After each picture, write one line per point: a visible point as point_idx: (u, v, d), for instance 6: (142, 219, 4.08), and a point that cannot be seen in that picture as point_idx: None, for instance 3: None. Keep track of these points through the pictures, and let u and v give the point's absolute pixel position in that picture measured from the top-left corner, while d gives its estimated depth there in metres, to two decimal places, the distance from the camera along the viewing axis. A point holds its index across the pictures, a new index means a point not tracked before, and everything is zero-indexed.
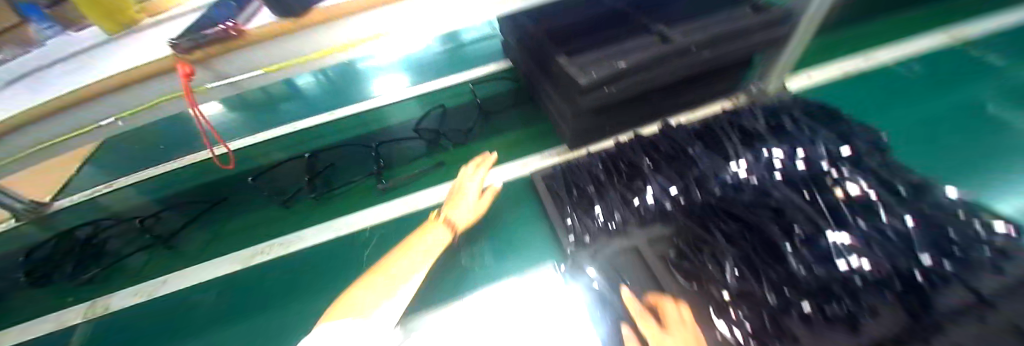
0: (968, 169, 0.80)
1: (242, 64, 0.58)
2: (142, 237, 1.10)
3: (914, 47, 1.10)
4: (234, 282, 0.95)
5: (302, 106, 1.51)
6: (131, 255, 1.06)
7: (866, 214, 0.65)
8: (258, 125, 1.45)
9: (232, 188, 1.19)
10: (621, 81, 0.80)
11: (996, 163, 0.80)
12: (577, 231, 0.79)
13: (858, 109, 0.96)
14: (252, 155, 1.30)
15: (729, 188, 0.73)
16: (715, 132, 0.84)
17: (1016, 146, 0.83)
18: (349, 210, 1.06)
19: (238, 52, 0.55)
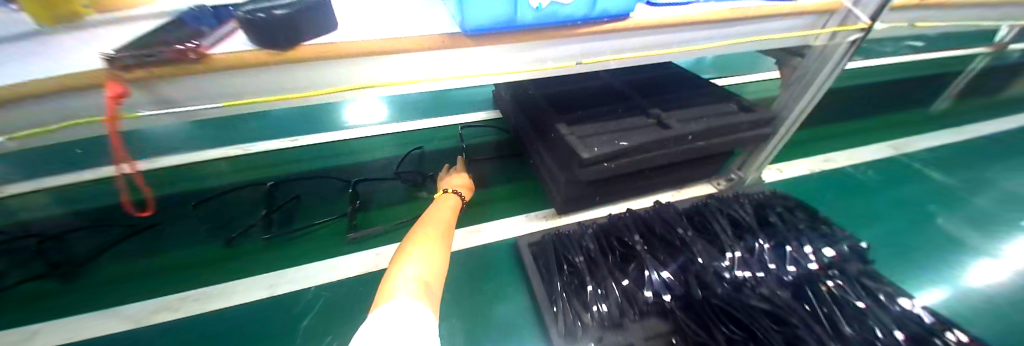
0: (905, 264, 0.87)
1: (197, 91, 0.49)
2: (30, 264, 0.86)
3: (864, 153, 1.23)
4: (127, 342, 0.74)
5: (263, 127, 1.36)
6: (13, 286, 0.82)
7: (858, 325, 0.64)
8: (205, 143, 1.26)
9: (171, 212, 1.01)
10: (621, 158, 0.79)
11: (945, 269, 0.86)
12: (568, 316, 0.71)
13: (810, 197, 1.05)
14: (194, 176, 1.12)
15: (730, 286, 0.71)
16: (705, 217, 0.84)
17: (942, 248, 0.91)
18: (303, 259, 0.92)
19: (193, 77, 0.47)
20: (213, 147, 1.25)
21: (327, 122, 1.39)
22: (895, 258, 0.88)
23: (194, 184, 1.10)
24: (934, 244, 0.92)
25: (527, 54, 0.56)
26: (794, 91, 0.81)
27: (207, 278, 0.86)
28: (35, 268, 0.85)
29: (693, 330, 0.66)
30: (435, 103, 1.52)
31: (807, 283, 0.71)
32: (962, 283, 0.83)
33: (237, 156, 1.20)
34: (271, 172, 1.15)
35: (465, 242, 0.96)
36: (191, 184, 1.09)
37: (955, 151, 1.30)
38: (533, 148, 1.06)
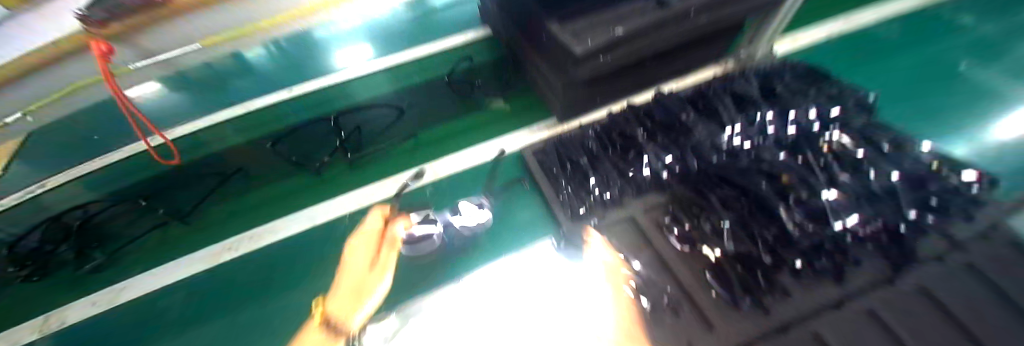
0: (931, 117, 0.85)
1: (169, 33, 0.53)
2: (144, 218, 0.98)
3: (889, 8, 1.13)
4: (214, 282, 0.86)
5: (247, 79, 1.23)
6: (149, 231, 0.95)
7: (856, 174, 0.67)
8: (199, 102, 1.17)
9: (228, 165, 1.05)
10: (618, 48, 0.76)
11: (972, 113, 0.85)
12: (578, 207, 0.76)
13: (833, 64, 0.99)
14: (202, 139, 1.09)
15: (725, 157, 0.74)
16: (707, 98, 0.84)
17: (974, 96, 0.88)
18: (334, 194, 0.98)
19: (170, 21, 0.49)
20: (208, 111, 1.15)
21: (318, 64, 1.28)
22: (919, 113, 0.87)
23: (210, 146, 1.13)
24: (962, 92, 0.89)
25: None
26: None
27: (255, 221, 0.96)
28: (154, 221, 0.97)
29: (690, 199, 0.71)
30: (421, 27, 1.38)
31: (806, 142, 0.71)
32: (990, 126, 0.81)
33: (240, 116, 1.14)
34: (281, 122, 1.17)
35: (477, 161, 1.00)
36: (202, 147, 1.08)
37: None
38: (528, 57, 1.02)
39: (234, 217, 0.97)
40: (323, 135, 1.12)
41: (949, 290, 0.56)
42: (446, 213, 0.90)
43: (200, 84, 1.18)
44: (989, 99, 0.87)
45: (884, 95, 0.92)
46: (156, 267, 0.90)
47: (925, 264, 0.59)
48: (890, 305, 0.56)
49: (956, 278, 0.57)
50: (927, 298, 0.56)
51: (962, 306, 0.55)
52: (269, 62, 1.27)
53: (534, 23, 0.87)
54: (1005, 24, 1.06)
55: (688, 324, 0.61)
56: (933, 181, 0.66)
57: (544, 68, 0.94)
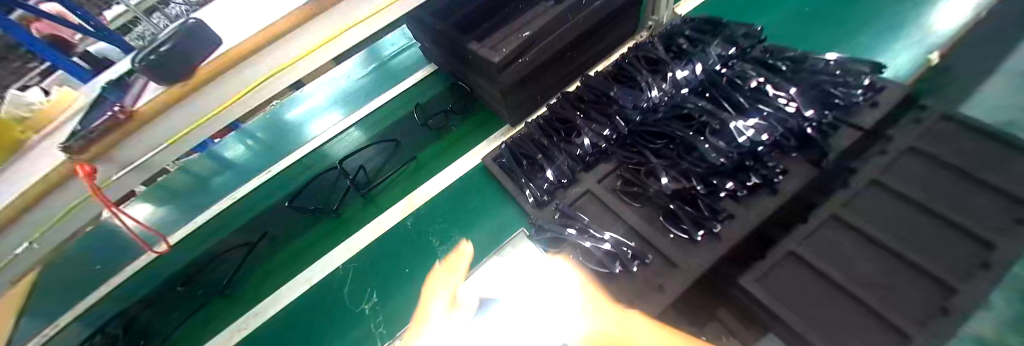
0: (828, 45, 1.00)
1: (140, 143, 0.60)
2: (180, 308, 1.04)
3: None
4: None
5: (227, 173, 1.31)
6: (192, 313, 1.03)
7: (759, 96, 0.75)
8: (178, 209, 1.22)
9: (231, 244, 1.13)
10: (532, 48, 0.86)
11: (859, 33, 1.01)
12: (540, 193, 0.83)
13: (741, 15, 1.13)
14: (208, 232, 1.16)
15: (643, 109, 0.81)
16: (624, 69, 0.93)
17: (861, 18, 1.04)
18: (335, 243, 1.04)
19: (144, 130, 0.58)
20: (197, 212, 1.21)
21: (289, 139, 1.35)
22: (817, 43, 1.02)
23: None
24: (849, 13, 1.06)
25: None
26: None
27: (267, 290, 1.01)
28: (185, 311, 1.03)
29: (631, 159, 0.78)
30: (376, 79, 1.46)
31: (712, 83, 0.80)
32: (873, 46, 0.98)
33: (229, 207, 1.19)
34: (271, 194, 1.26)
35: (444, 184, 1.06)
36: (200, 243, 1.15)
37: None
38: (468, 78, 1.11)
39: (258, 282, 1.04)
40: (309, 197, 1.17)
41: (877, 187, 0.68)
42: (429, 235, 0.96)
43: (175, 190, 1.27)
44: (873, 21, 1.02)
45: (788, 32, 1.05)
46: None
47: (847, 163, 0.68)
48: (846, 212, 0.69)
49: None
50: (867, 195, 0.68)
51: None
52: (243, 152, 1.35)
53: (460, 49, 0.97)
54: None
55: (657, 269, 0.67)
56: (847, 81, 0.72)
57: (481, 83, 1.03)
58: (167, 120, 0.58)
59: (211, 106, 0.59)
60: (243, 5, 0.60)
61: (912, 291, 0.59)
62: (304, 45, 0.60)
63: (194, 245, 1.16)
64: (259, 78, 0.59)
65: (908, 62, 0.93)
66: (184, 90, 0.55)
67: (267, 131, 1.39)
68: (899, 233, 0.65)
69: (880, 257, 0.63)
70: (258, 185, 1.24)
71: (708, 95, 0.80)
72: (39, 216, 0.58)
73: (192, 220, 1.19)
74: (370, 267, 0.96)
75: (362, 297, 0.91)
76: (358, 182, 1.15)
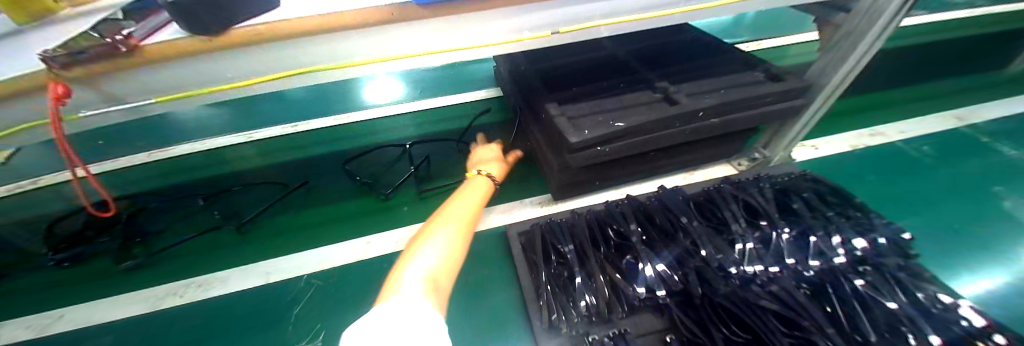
0: (965, 256, 0.79)
1: (138, 86, 0.50)
2: (154, 224, 0.97)
3: (910, 127, 1.12)
4: (151, 331, 0.76)
5: (273, 113, 1.39)
6: (199, 235, 0.94)
7: (890, 327, 0.56)
8: (218, 128, 1.33)
9: (252, 179, 1.09)
10: (617, 140, 0.70)
11: (1015, 259, 0.78)
12: (556, 312, 0.65)
13: (855, 182, 0.96)
14: (220, 166, 1.14)
15: (735, 283, 0.62)
16: (716, 206, 0.75)
17: (1020, 241, 0.81)
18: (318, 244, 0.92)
19: (156, 66, 0.48)
20: (221, 133, 1.30)
21: (338, 106, 1.39)
22: (947, 249, 0.81)
23: (205, 172, 1.12)
24: (994, 229, 0.84)
25: (526, 17, 0.53)
26: (829, 59, 0.69)
27: (226, 262, 0.89)
28: (178, 235, 0.94)
29: (689, 332, 0.60)
30: (434, 85, 1.46)
31: (829, 283, 0.61)
32: None
33: (240, 143, 1.22)
34: (289, 154, 1.17)
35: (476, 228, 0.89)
36: (213, 169, 1.13)
37: None
38: (527, 127, 0.97)
39: (230, 243, 0.93)
40: (326, 175, 1.09)
41: None
42: None
43: (232, 113, 1.41)
44: None
45: (911, 223, 0.86)
46: (91, 300, 0.82)
47: None
48: None
49: None
50: None
51: None
52: (297, 102, 1.45)
53: (532, 100, 0.85)
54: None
55: None
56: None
57: (539, 141, 0.89)
58: (178, 66, 0.49)
59: (244, 76, 0.51)
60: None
61: None
62: (387, 53, 0.53)
63: (203, 173, 1.12)
64: (315, 65, 0.52)
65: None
66: (206, 45, 0.47)
67: (328, 93, 1.47)
68: None
69: None
70: (281, 134, 1.26)
71: (829, 307, 0.59)
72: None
73: (215, 141, 1.24)
74: (331, 294, 0.81)
75: (303, 328, 0.76)
76: (419, 173, 1.07)
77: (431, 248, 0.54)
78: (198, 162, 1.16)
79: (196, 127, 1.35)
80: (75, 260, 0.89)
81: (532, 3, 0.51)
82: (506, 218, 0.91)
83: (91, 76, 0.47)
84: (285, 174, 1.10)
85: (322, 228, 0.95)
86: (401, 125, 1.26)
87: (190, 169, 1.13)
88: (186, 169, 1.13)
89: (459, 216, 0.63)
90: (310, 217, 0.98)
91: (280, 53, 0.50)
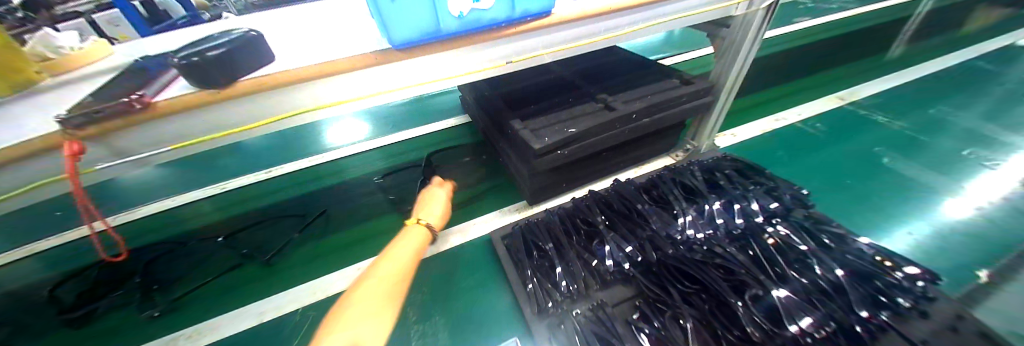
0: (860, 207, 0.99)
1: (151, 138, 0.57)
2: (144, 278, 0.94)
3: (807, 111, 1.37)
4: None
5: (242, 162, 1.42)
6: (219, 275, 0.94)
7: (801, 265, 0.71)
8: (183, 184, 1.31)
9: (231, 225, 1.09)
10: (572, 144, 0.84)
11: (897, 204, 0.98)
12: (542, 297, 0.75)
13: (774, 159, 1.16)
14: (193, 218, 1.13)
15: (681, 247, 0.76)
16: (661, 189, 0.90)
17: (899, 191, 1.03)
18: (306, 277, 0.94)
19: (169, 118, 0.55)
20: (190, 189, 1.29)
21: (310, 147, 1.45)
22: (847, 203, 1.00)
23: (178, 226, 1.11)
24: (879, 183, 1.06)
25: (486, 50, 0.66)
26: (724, 63, 0.88)
27: (210, 308, 0.88)
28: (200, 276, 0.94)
29: (652, 292, 0.71)
30: (399, 120, 1.55)
31: (750, 236, 0.77)
32: (916, 220, 0.94)
33: (213, 195, 1.23)
34: (267, 198, 1.20)
35: (463, 240, 0.98)
36: (186, 223, 1.11)
37: (892, 96, 1.46)
38: (496, 145, 1.09)
39: (211, 290, 0.92)
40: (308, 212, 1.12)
41: None
42: (407, 307, 0.82)
43: (197, 169, 1.41)
44: (914, 195, 1.01)
45: (818, 186, 1.06)
46: None
47: None
48: None
49: None
50: None
51: None
52: (264, 150, 1.49)
53: (498, 120, 0.97)
54: (907, 127, 1.28)
55: None
56: (879, 276, 0.69)
57: (509, 156, 1.01)
58: (186, 119, 0.56)
59: (249, 119, 0.60)
60: (314, 40, 0.64)
61: None
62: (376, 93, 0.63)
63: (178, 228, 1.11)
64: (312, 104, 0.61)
65: (955, 258, 0.85)
66: (211, 97, 0.54)
67: (294, 137, 1.54)
68: None
69: None
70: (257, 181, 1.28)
71: (753, 253, 0.74)
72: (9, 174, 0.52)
73: (188, 195, 1.24)
74: None
75: None
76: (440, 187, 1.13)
77: (355, 313, 0.55)
78: (169, 218, 1.14)
79: (160, 187, 1.32)
80: (87, 318, 0.85)
81: (487, 41, 0.64)
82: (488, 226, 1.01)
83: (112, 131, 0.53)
84: (262, 218, 1.11)
85: (308, 261, 0.98)
86: (374, 158, 1.33)
87: (163, 225, 1.12)
88: (157, 225, 1.11)
89: (394, 275, 0.65)
90: (293, 253, 1.00)
91: (279, 97, 0.59)
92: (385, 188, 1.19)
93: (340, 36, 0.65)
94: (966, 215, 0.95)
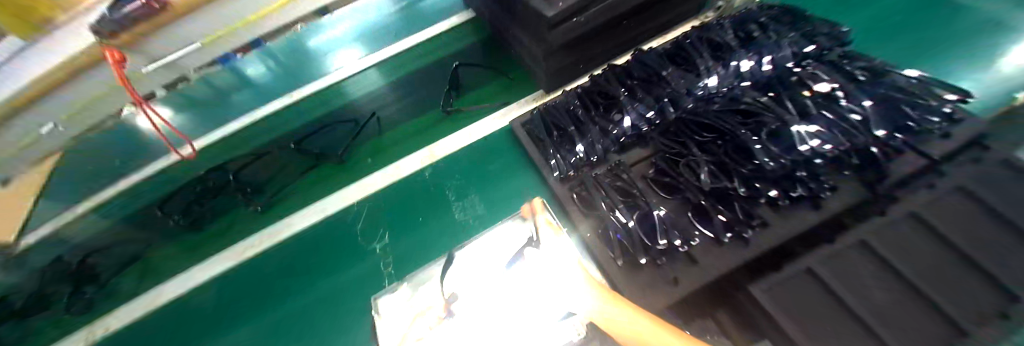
0: (907, 52, 0.93)
1: (173, 41, 0.54)
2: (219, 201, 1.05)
3: None
4: (247, 278, 0.93)
5: (245, 90, 1.26)
6: (301, 177, 1.07)
7: (829, 104, 0.71)
8: (190, 118, 1.20)
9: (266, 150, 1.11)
10: (588, 10, 0.79)
11: (950, 45, 0.92)
12: (565, 168, 0.81)
13: (818, 10, 1.06)
14: (224, 150, 1.13)
15: (700, 100, 0.79)
16: (687, 50, 0.85)
17: (960, 29, 0.94)
18: (354, 181, 1.02)
19: (186, 20, 0.51)
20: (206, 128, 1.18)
21: (307, 69, 1.27)
22: (893, 49, 0.95)
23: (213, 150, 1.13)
24: (941, 23, 0.96)
25: None
26: None
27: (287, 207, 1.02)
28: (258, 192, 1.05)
29: (670, 148, 0.76)
30: (404, 18, 1.33)
31: (777, 86, 0.76)
32: (969, 61, 0.89)
33: (233, 134, 1.15)
34: (286, 122, 1.16)
35: (485, 131, 1.02)
36: (216, 157, 1.11)
37: None
38: (507, 30, 1.03)
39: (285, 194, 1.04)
40: (336, 124, 1.14)
41: (963, 237, 0.57)
42: (445, 189, 0.95)
43: (189, 97, 1.23)
44: (975, 33, 0.92)
45: (864, 34, 0.99)
46: (181, 272, 0.96)
47: (914, 188, 0.63)
48: (887, 244, 0.59)
49: (967, 212, 0.58)
50: (921, 224, 0.59)
51: (957, 228, 0.57)
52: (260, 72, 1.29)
53: (507, 1, 0.91)
54: None
55: (702, 252, 0.65)
56: (910, 104, 0.70)
57: (521, 37, 0.97)
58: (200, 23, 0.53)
59: (246, 14, 0.55)
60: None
61: (960, 303, 0.53)
62: None
63: (210, 160, 1.12)
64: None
65: (998, 91, 0.83)
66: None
67: (290, 54, 1.31)
68: (986, 260, 0.55)
69: (903, 290, 0.56)
70: (275, 110, 1.19)
71: (773, 95, 0.75)
72: (69, 95, 0.54)
73: (214, 130, 1.16)
74: (382, 213, 0.95)
75: (364, 247, 0.91)
76: (460, 83, 1.15)
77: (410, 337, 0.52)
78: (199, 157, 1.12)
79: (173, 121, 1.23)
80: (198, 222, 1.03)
81: None
82: (509, 114, 1.04)
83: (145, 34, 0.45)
84: (296, 131, 1.14)
85: (351, 166, 1.06)
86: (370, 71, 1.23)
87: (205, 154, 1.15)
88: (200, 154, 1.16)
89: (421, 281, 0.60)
90: (339, 159, 1.07)
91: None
92: (403, 96, 1.16)
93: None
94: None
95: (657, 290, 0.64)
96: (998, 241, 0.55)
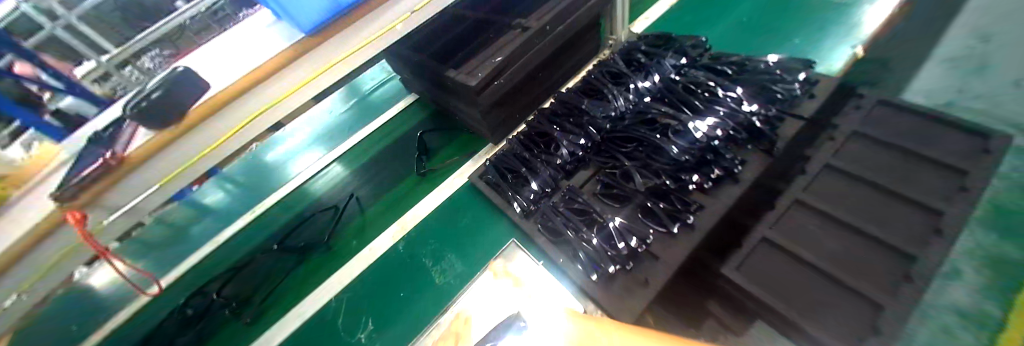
0: (759, 49, 1.19)
1: (129, 189, 0.50)
2: (186, 335, 0.97)
3: None
4: None
5: (209, 217, 1.28)
6: (274, 286, 1.04)
7: (714, 99, 0.84)
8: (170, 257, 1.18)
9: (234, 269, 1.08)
10: (504, 72, 0.92)
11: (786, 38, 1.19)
12: (526, 204, 0.88)
13: (688, 28, 1.31)
14: (194, 280, 1.10)
15: (615, 119, 0.90)
16: (593, 84, 1.01)
17: (787, 25, 1.23)
18: (332, 273, 1.03)
19: (142, 169, 0.48)
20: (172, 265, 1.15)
21: (268, 180, 1.33)
22: (749, 48, 1.19)
23: (181, 286, 1.09)
24: (773, 23, 1.24)
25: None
26: None
27: (282, 309, 1.00)
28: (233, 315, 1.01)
29: (606, 164, 0.86)
30: (357, 112, 1.45)
31: (668, 94, 0.89)
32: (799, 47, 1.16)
33: (202, 260, 1.14)
34: (254, 236, 1.17)
35: (446, 194, 1.09)
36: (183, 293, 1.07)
37: None
38: (445, 102, 1.15)
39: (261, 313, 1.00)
40: (301, 224, 1.15)
41: (836, 193, 0.80)
42: (421, 257, 0.98)
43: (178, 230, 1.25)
44: (798, 27, 1.21)
45: (725, 41, 1.24)
46: None
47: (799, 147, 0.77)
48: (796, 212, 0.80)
49: (831, 178, 0.82)
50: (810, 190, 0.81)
51: (831, 188, 0.81)
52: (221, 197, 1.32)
53: (438, 79, 1.05)
54: None
55: (660, 245, 0.73)
56: (772, 84, 0.85)
57: (456, 105, 1.10)
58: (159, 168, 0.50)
59: (213, 141, 0.52)
60: (232, 44, 0.56)
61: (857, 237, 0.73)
62: (313, 66, 0.57)
63: (175, 297, 1.07)
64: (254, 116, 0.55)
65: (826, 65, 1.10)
66: (169, 136, 0.47)
67: (251, 170, 1.37)
68: (859, 204, 0.77)
69: (825, 236, 0.75)
70: (240, 229, 1.20)
71: (668, 101, 0.89)
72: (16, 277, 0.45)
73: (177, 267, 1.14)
74: (365, 298, 0.95)
75: (354, 340, 0.88)
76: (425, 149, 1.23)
77: None
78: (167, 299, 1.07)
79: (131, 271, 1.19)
80: None
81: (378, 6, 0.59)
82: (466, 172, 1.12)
83: (110, 184, 0.47)
84: (264, 242, 1.14)
85: (326, 260, 1.07)
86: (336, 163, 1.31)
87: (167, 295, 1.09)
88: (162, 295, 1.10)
89: None
90: (312, 256, 1.08)
91: (213, 129, 0.51)
92: (364, 181, 1.22)
93: (242, 32, 0.57)
94: (835, 30, 1.18)
95: (637, 293, 0.69)
96: (855, 189, 0.79)
